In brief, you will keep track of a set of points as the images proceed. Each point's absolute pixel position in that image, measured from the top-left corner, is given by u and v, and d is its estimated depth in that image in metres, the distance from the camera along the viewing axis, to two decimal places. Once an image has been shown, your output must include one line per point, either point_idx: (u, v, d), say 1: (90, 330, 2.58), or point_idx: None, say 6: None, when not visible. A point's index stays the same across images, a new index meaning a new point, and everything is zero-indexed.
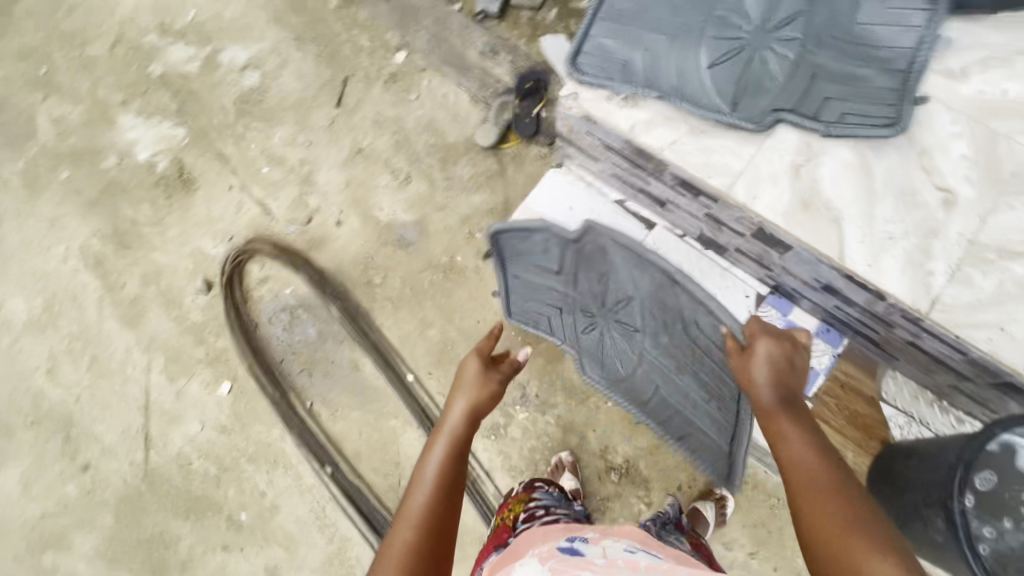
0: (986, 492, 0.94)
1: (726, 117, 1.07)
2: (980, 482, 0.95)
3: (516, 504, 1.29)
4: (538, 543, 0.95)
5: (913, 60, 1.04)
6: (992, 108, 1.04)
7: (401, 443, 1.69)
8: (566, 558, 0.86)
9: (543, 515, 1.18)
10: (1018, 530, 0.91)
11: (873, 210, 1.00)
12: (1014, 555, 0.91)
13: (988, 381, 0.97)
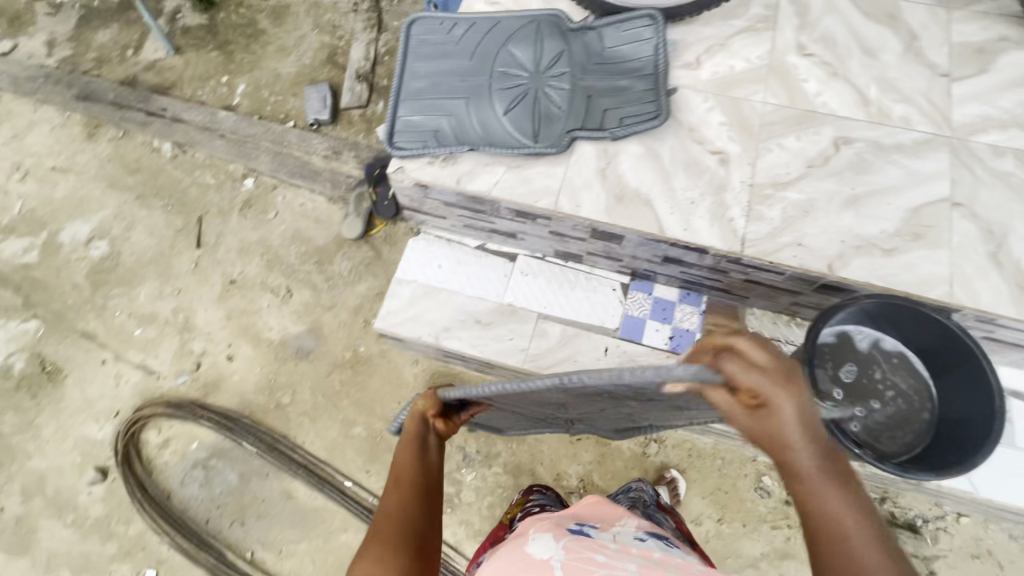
0: (852, 382, 1.06)
1: (533, 148, 1.23)
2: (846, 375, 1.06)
3: (518, 508, 1.38)
4: (544, 524, 0.96)
5: (656, 64, 1.28)
6: (727, 82, 1.28)
7: None
8: (577, 537, 0.86)
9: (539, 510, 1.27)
10: (881, 405, 1.05)
11: (672, 186, 1.19)
12: (885, 427, 1.04)
13: (813, 289, 1.14)
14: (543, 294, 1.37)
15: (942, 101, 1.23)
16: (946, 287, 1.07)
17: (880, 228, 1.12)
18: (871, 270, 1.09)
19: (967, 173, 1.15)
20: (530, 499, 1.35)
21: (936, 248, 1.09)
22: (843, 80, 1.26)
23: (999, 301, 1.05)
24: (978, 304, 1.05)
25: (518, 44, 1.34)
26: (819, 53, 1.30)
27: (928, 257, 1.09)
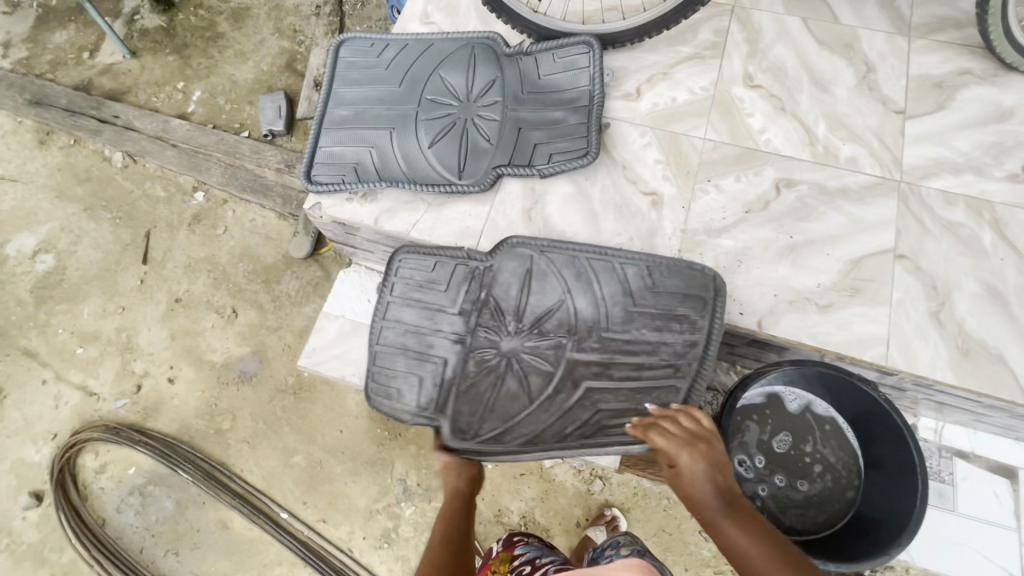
0: (783, 453, 1.04)
1: (456, 186, 1.16)
2: (779, 445, 1.04)
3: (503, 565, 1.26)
4: None
5: (592, 95, 1.20)
6: (669, 115, 1.21)
7: None
8: None
9: (530, 572, 1.16)
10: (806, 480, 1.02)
11: (600, 229, 1.13)
12: (803, 502, 1.01)
13: (747, 342, 1.09)
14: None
15: (893, 141, 1.15)
16: (882, 348, 1.00)
17: (816, 280, 1.05)
18: (802, 327, 1.02)
19: (913, 222, 1.08)
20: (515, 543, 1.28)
21: (874, 305, 1.03)
22: (790, 115, 1.18)
23: (936, 365, 0.98)
24: (913, 368, 0.99)
25: (449, 69, 1.26)
26: (768, 85, 1.22)
27: (865, 315, 1.02)
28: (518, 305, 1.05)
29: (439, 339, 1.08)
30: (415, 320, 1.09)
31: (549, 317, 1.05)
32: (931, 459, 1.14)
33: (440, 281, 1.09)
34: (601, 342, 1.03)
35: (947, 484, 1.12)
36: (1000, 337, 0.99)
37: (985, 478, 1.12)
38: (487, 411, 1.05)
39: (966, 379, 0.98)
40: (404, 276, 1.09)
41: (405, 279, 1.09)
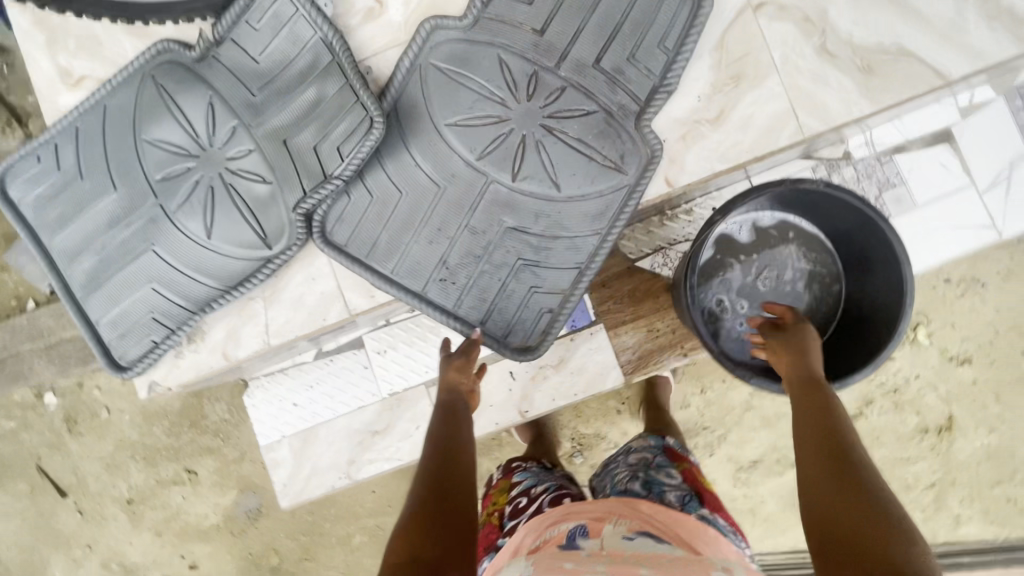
0: (771, 291, 0.93)
1: (276, 257, 0.91)
2: (765, 284, 0.94)
3: (499, 498, 0.98)
4: (536, 532, 0.74)
5: (327, 42, 0.88)
6: (429, 5, 0.91)
7: None
8: (554, 554, 0.66)
9: (529, 510, 0.89)
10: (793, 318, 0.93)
11: (453, 195, 0.90)
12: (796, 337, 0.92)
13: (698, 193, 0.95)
14: (414, 358, 1.14)
15: None
16: (794, 122, 0.87)
17: (694, 95, 0.88)
18: (709, 156, 0.87)
19: None
20: (517, 471, 1.01)
21: (761, 81, 0.87)
22: None
23: (849, 103, 0.86)
24: (829, 122, 0.87)
25: (151, 126, 0.92)
26: None
27: (760, 99, 0.87)
28: (414, 168, 0.90)
29: (512, 55, 0.88)
30: (262, 60, 0.91)
31: (567, 115, 0.88)
32: (877, 173, 1.09)
33: (204, 154, 0.92)
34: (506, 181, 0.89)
35: (900, 187, 1.09)
36: (893, 28, 0.86)
37: (928, 156, 1.09)
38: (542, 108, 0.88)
39: (882, 98, 0.86)
40: (200, 142, 0.92)
41: (198, 141, 0.92)
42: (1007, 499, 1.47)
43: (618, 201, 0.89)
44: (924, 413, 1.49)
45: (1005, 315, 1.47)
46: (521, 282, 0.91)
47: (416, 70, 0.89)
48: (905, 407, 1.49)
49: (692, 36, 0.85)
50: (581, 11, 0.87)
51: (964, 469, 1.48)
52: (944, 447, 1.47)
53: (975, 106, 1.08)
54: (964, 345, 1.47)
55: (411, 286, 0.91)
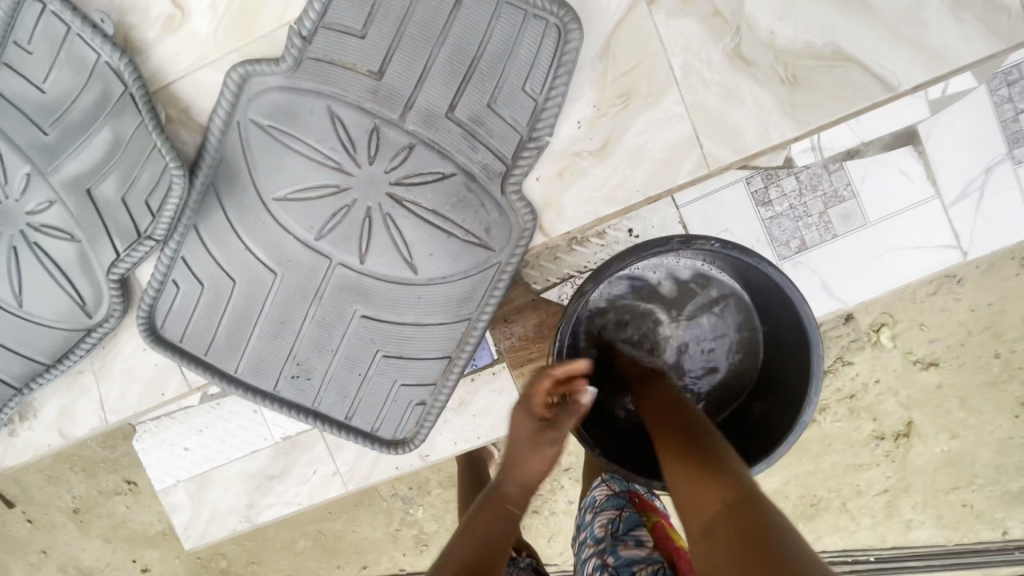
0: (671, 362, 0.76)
1: (100, 325, 0.79)
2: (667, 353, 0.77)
3: None
4: None
5: (118, 72, 0.71)
6: (240, 12, 0.72)
7: None
8: None
9: None
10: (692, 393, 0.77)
11: (294, 279, 0.75)
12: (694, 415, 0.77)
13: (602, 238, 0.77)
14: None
15: None
16: (696, 151, 0.70)
17: (572, 120, 0.70)
18: (591, 198, 0.71)
19: None
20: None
21: (656, 100, 0.69)
22: None
23: (766, 126, 0.68)
24: (741, 152, 0.69)
25: None
26: None
27: (654, 124, 0.69)
28: (243, 247, 0.75)
29: (348, 103, 0.71)
30: (42, 92, 0.73)
31: (419, 181, 0.72)
32: (823, 184, 0.91)
33: None
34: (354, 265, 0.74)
35: (849, 200, 0.92)
36: (828, 22, 0.66)
37: (886, 161, 0.90)
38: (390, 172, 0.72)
39: (810, 119, 0.68)
40: None
41: None
42: (964, 505, 1.33)
43: (487, 283, 0.74)
44: (882, 419, 1.32)
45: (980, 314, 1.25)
46: (383, 376, 0.79)
47: (233, 128, 0.73)
48: (860, 414, 1.33)
49: (563, 75, 0.67)
50: (424, 35, 0.69)
51: (919, 476, 1.34)
52: (900, 455, 1.32)
53: (950, 99, 0.88)
54: (931, 347, 1.27)
55: (262, 385, 0.80)
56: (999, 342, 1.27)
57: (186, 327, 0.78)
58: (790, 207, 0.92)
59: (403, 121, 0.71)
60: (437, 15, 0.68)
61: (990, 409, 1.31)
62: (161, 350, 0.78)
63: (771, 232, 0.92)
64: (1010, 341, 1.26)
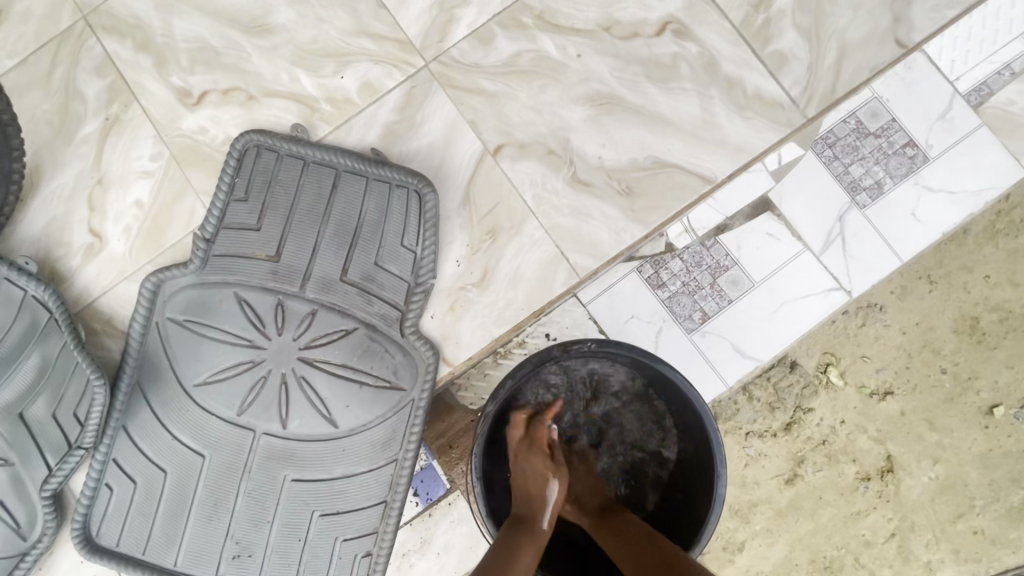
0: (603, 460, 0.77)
1: (34, 546, 0.80)
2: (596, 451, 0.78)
3: None
4: None
5: (43, 303, 0.78)
6: (153, 227, 0.83)
7: None
8: None
9: None
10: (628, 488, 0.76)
11: (221, 456, 0.78)
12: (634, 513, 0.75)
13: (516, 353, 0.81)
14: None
15: (383, 22, 0.83)
16: (565, 264, 0.79)
17: (451, 261, 0.79)
18: (484, 322, 0.79)
19: (474, 97, 0.81)
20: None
21: (519, 229, 0.79)
22: (268, 99, 0.83)
23: (618, 232, 0.79)
24: (603, 256, 0.79)
25: None
26: (211, 85, 0.84)
27: (522, 249, 0.79)
28: (170, 436, 0.78)
29: (253, 285, 0.79)
30: None
31: (325, 340, 0.78)
32: (706, 259, 1.00)
33: None
34: (277, 431, 0.78)
35: (733, 267, 1.00)
36: (643, 141, 0.79)
37: (752, 228, 1.00)
38: (298, 338, 0.78)
39: (653, 217, 0.79)
40: None
41: None
42: (975, 532, 1.14)
43: (404, 420, 0.78)
44: (861, 458, 1.14)
45: (915, 333, 1.14)
46: (322, 537, 0.78)
47: (153, 329, 0.80)
48: (838, 458, 1.14)
49: (430, 229, 0.77)
50: (312, 219, 0.79)
51: (918, 515, 1.14)
52: (892, 493, 1.13)
53: (786, 167, 1.00)
54: (881, 374, 1.14)
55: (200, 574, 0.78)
56: (941, 358, 1.15)
57: (119, 528, 0.78)
58: (682, 284, 1.00)
59: (302, 292, 0.79)
60: (319, 200, 0.80)
61: (958, 425, 1.15)
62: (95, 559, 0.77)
63: (673, 310, 0.99)
64: (951, 354, 1.15)
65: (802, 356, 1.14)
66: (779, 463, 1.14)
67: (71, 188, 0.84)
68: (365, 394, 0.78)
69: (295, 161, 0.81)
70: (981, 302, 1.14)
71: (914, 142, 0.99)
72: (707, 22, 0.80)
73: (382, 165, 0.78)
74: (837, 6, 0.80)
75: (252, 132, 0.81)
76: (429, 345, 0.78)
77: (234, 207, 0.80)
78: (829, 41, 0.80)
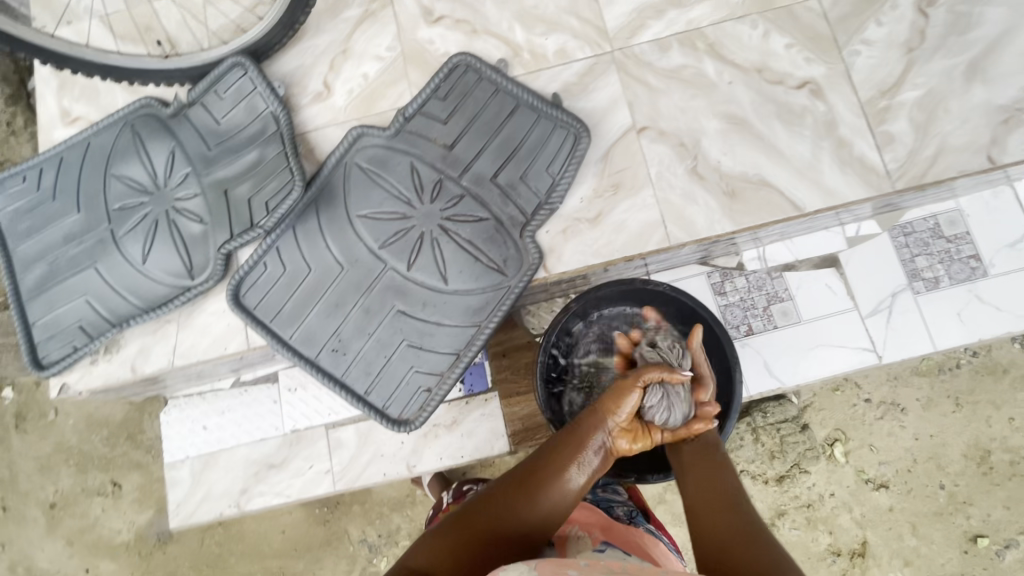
0: None
1: (195, 286, 1.03)
2: None
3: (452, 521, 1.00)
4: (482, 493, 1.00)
5: (276, 118, 1.05)
6: (368, 96, 1.08)
7: None
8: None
9: None
10: None
11: (355, 274, 1.00)
12: None
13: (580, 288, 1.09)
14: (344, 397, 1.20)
15: (592, 10, 1.07)
16: (661, 231, 0.98)
17: (577, 196, 1.00)
18: (583, 251, 0.98)
19: (639, 86, 1.03)
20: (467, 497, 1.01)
21: (637, 192, 0.99)
22: (485, 35, 1.08)
23: (713, 222, 0.97)
24: (694, 235, 0.98)
25: (122, 164, 1.09)
26: (450, 12, 1.10)
27: (633, 208, 0.99)
28: (323, 246, 1.01)
29: (424, 163, 1.03)
30: (222, 120, 1.07)
31: (462, 220, 1.00)
32: (767, 286, 1.17)
33: (152, 188, 1.07)
34: (404, 272, 0.99)
35: (788, 301, 1.16)
36: (756, 163, 0.98)
37: (815, 277, 1.17)
38: (445, 209, 1.01)
39: (743, 220, 0.97)
40: (152, 179, 1.07)
41: (152, 179, 1.07)
42: None
43: (499, 297, 0.98)
44: (837, 533, 1.24)
45: (925, 444, 1.25)
46: (405, 360, 0.99)
47: (341, 166, 1.04)
48: (817, 525, 1.25)
49: (572, 166, 0.98)
50: (487, 130, 1.02)
51: None
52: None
53: (862, 238, 1.17)
54: (882, 468, 1.24)
55: (306, 352, 1.00)
56: (943, 474, 1.24)
57: (259, 299, 1.01)
58: (741, 299, 1.17)
59: (459, 177, 1.02)
60: (496, 118, 1.03)
61: (937, 539, 1.23)
62: (234, 311, 1.00)
63: (725, 317, 1.16)
64: (954, 474, 1.24)
65: (815, 424, 1.27)
66: (762, 508, 1.25)
67: (322, 49, 1.10)
68: (478, 269, 0.99)
69: (487, 84, 1.05)
70: (998, 440, 1.23)
71: (978, 256, 1.14)
72: (839, 92, 0.99)
73: (553, 108, 1.01)
74: (949, 115, 0.97)
75: (466, 55, 1.05)
76: (536, 249, 0.98)
77: (433, 102, 1.05)
78: (932, 139, 0.97)
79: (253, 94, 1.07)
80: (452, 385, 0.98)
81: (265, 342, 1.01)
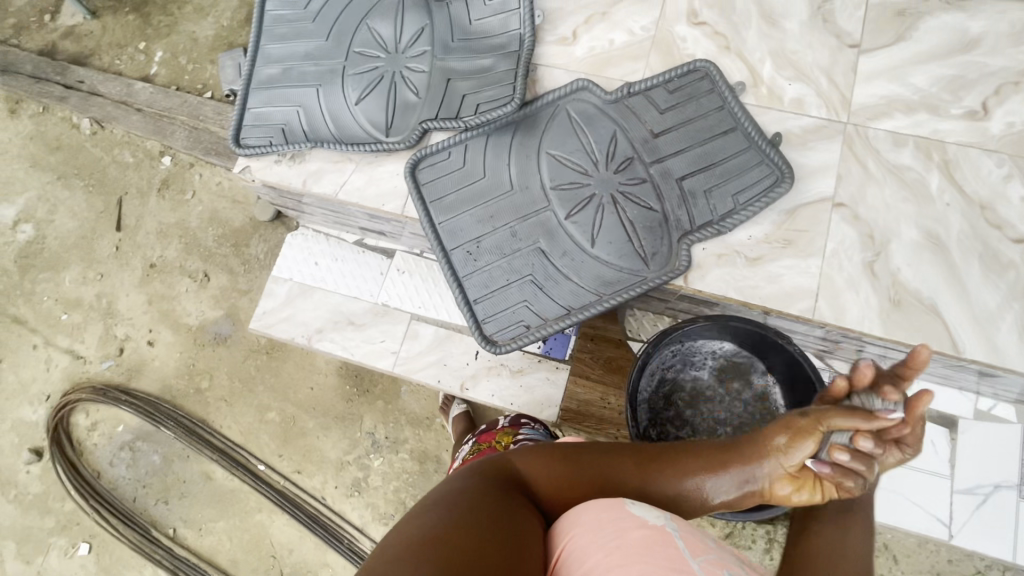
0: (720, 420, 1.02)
1: (384, 143, 1.14)
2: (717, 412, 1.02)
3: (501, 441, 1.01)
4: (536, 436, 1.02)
5: (521, 40, 1.14)
6: (605, 59, 1.14)
7: (271, 533, 1.53)
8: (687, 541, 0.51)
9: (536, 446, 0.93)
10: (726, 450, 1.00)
11: (519, 199, 1.07)
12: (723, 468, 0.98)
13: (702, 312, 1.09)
14: (440, 299, 1.28)
15: (846, 79, 1.07)
16: (811, 301, 0.97)
17: (747, 232, 1.01)
18: (727, 280, 1.00)
19: (856, 165, 1.02)
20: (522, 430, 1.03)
21: (806, 256, 0.99)
22: (735, 55, 1.11)
23: (864, 317, 0.96)
24: (840, 320, 0.96)
25: (378, 18, 1.21)
26: (713, 22, 1.13)
27: (794, 268, 0.99)
28: (505, 163, 1.09)
29: (626, 136, 1.07)
30: (475, 21, 1.17)
31: (633, 200, 1.04)
32: None
33: (392, 49, 1.19)
34: (562, 218, 1.05)
35: None
36: (936, 287, 0.96)
37: (922, 427, 1.12)
38: (623, 184, 1.05)
39: (894, 331, 0.95)
40: (396, 42, 1.19)
41: (396, 42, 1.19)
42: None
43: (631, 281, 1.01)
44: None
45: None
46: (522, 290, 1.05)
47: (554, 105, 1.11)
48: None
49: (759, 203, 1.00)
50: (696, 135, 1.06)
51: None
52: None
53: (990, 416, 1.10)
54: None
55: (445, 242, 1.08)
56: None
57: (431, 179, 1.10)
58: None
59: (651, 162, 1.06)
60: (710, 129, 1.06)
61: None
62: (406, 178, 1.10)
63: None
64: None
65: None
66: None
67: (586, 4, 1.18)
68: (625, 249, 1.03)
69: (715, 96, 1.08)
70: None
71: None
72: None
73: (768, 146, 1.03)
74: None
75: (710, 63, 1.09)
76: (687, 259, 1.00)
77: (660, 90, 1.09)
78: None
79: (512, 12, 1.16)
80: (550, 333, 1.03)
81: (416, 216, 1.10)
